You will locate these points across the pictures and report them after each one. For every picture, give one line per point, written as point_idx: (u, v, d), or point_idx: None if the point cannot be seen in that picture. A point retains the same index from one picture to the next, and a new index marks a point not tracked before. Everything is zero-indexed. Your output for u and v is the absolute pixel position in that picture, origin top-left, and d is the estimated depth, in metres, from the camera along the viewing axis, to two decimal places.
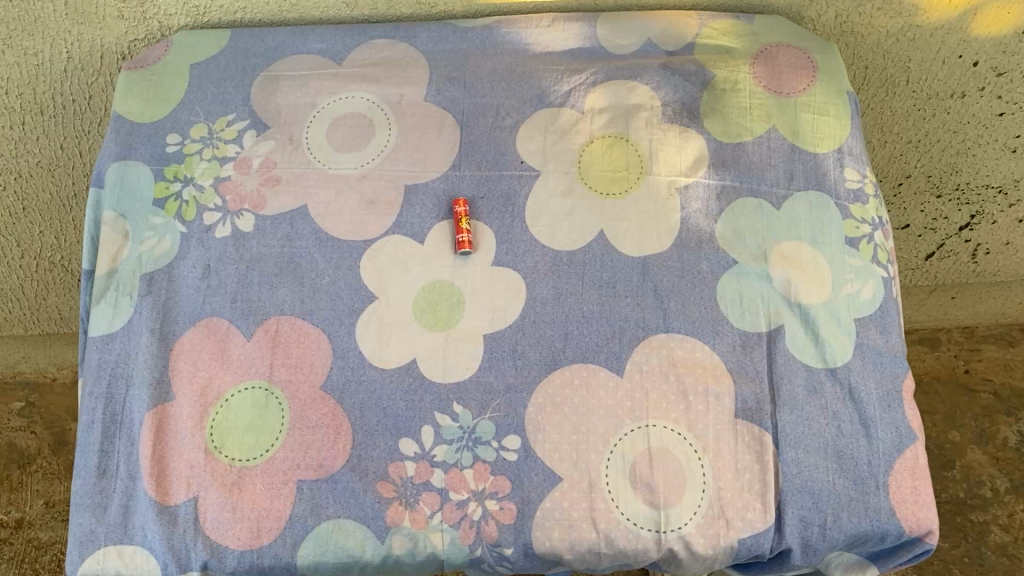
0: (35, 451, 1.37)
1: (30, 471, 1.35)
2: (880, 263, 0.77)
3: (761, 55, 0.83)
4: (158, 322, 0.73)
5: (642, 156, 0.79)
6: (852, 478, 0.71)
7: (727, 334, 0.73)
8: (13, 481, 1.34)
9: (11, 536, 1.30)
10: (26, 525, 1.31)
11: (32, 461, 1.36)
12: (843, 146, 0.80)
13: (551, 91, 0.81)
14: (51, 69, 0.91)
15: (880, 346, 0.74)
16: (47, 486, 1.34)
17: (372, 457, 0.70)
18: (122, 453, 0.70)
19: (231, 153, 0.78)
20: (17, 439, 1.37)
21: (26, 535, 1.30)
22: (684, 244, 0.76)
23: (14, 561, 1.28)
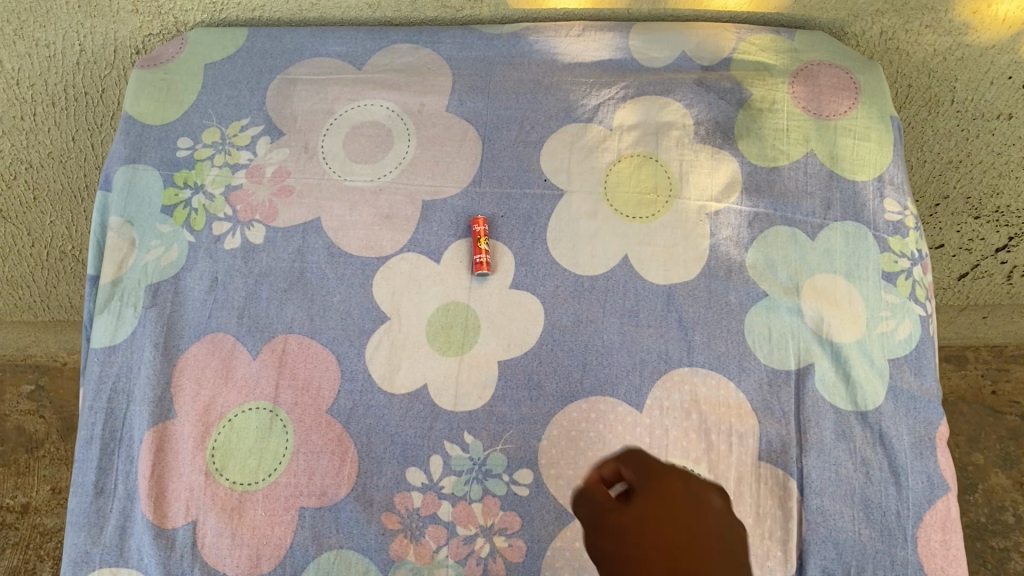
0: (43, 436, 1.34)
1: (38, 455, 1.34)
2: (919, 300, 0.73)
3: (801, 74, 0.79)
4: (161, 336, 0.70)
5: (672, 178, 0.75)
6: (878, 529, 0.67)
7: (754, 372, 0.70)
8: (20, 465, 1.32)
9: (17, 521, 1.29)
10: (31, 510, 1.30)
11: (40, 446, 1.34)
12: (884, 175, 0.76)
13: (578, 106, 0.78)
14: (63, 62, 0.88)
15: (914, 389, 0.71)
16: (54, 473, 1.32)
17: (378, 486, 0.67)
18: (120, 472, 0.68)
19: (243, 160, 0.75)
20: (26, 423, 1.35)
21: (32, 520, 1.29)
22: (712, 274, 0.73)
23: (19, 546, 1.27)
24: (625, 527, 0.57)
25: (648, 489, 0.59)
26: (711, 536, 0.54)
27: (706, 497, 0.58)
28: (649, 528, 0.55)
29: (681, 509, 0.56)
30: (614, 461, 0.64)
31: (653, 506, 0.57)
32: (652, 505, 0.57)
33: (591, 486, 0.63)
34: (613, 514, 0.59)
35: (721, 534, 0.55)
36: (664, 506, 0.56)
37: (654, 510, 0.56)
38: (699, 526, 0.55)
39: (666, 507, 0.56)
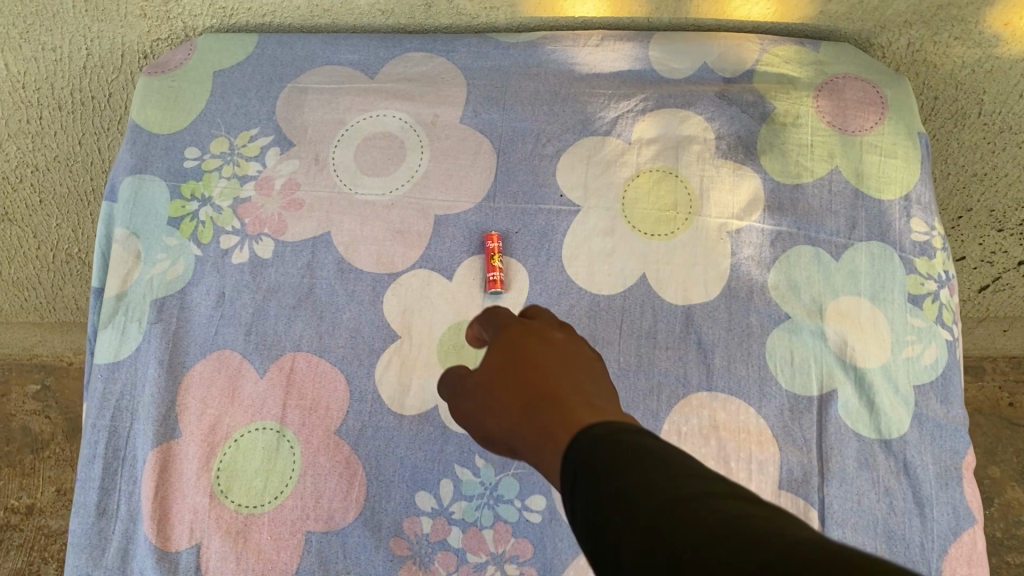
0: (48, 437, 1.28)
1: (44, 456, 1.27)
2: (945, 324, 0.71)
3: (826, 87, 0.76)
4: (166, 353, 0.68)
5: (692, 194, 0.73)
6: (902, 562, 0.65)
7: (775, 397, 0.68)
8: (24, 466, 1.26)
9: (21, 522, 1.24)
10: (36, 512, 1.24)
11: (45, 447, 1.27)
12: (911, 194, 0.74)
13: (596, 118, 0.75)
14: (70, 66, 0.86)
15: (941, 417, 0.68)
16: (59, 474, 1.26)
17: (387, 510, 0.65)
18: (123, 492, 0.66)
19: (252, 172, 0.73)
20: (31, 423, 1.29)
21: (36, 522, 1.24)
22: (733, 294, 0.71)
23: (22, 549, 1.23)
24: (482, 426, 0.48)
25: (462, 382, 0.51)
26: (563, 376, 0.45)
27: (505, 322, 0.53)
28: (495, 377, 0.48)
29: (521, 360, 0.48)
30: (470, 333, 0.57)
31: (488, 377, 0.49)
32: (486, 387, 0.48)
33: (448, 390, 0.54)
34: (464, 405, 0.50)
35: (552, 349, 0.48)
36: (499, 367, 0.49)
37: (473, 381, 0.50)
38: (524, 348, 0.48)
39: (501, 367, 0.48)
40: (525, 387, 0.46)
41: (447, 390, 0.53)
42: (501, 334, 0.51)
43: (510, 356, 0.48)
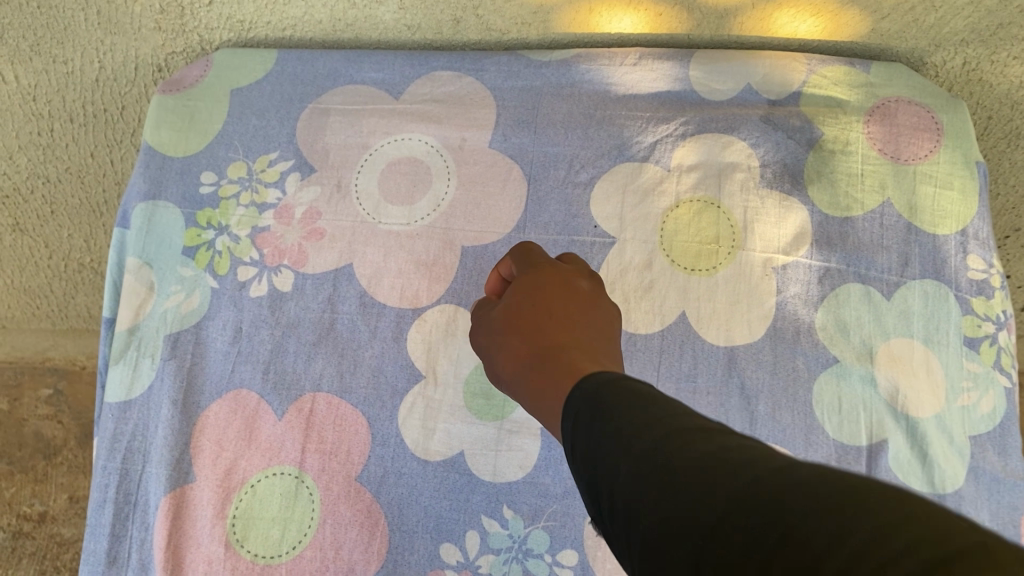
0: (61, 442, 1.23)
1: (56, 462, 1.23)
2: (1004, 370, 0.67)
3: (878, 111, 0.72)
4: (180, 393, 0.65)
5: (735, 227, 0.69)
6: None
7: (820, 447, 0.65)
8: (37, 472, 1.22)
9: (33, 530, 1.20)
10: (49, 519, 1.20)
11: (57, 453, 1.23)
12: (969, 228, 0.69)
13: (633, 143, 0.71)
14: (82, 79, 0.83)
15: (998, 471, 0.65)
16: (71, 481, 1.21)
17: (410, 562, 0.62)
18: (135, 538, 0.63)
19: (271, 199, 0.69)
20: (44, 429, 1.24)
21: (49, 530, 1.20)
22: (779, 335, 0.67)
23: (35, 557, 1.19)
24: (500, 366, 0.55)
25: (484, 319, 0.58)
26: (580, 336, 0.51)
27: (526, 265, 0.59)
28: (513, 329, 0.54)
29: (537, 311, 0.53)
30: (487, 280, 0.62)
31: (505, 327, 0.55)
32: (505, 336, 0.54)
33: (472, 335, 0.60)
34: (484, 345, 0.57)
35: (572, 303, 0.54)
36: (513, 317, 0.54)
37: (491, 323, 0.56)
38: (533, 304, 0.54)
39: (515, 319, 0.54)
40: (530, 332, 0.52)
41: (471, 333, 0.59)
42: (520, 283, 0.56)
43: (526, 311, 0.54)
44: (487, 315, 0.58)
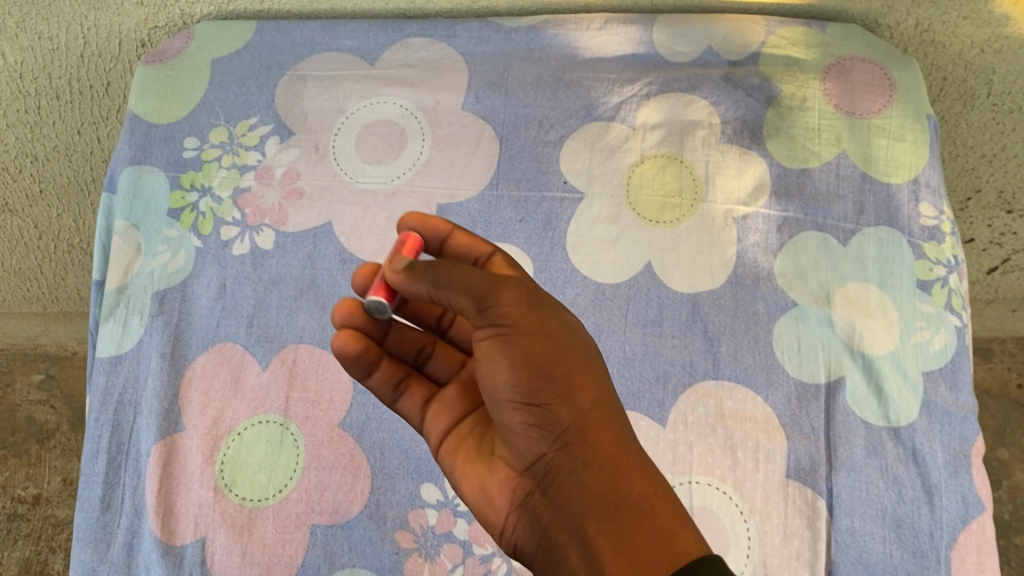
0: (54, 426, 1.25)
1: (49, 446, 1.24)
2: (955, 310, 0.70)
3: (833, 69, 0.75)
4: (168, 346, 0.68)
5: (697, 180, 0.72)
6: (911, 551, 0.64)
7: (781, 385, 0.67)
8: (30, 456, 1.23)
9: (28, 512, 1.20)
10: (43, 502, 1.21)
11: (50, 437, 1.24)
12: (920, 177, 0.73)
13: (600, 103, 0.74)
14: (67, 55, 0.86)
15: (950, 404, 0.68)
16: (65, 463, 1.22)
17: (392, 502, 0.64)
18: (127, 486, 0.65)
19: (252, 162, 0.72)
20: (37, 413, 1.25)
21: (43, 512, 1.20)
22: (739, 282, 0.70)
23: (30, 538, 1.18)
24: (546, 377, 0.50)
25: (548, 321, 0.51)
26: None
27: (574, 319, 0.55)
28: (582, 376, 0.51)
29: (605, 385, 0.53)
30: (456, 226, 0.57)
31: (580, 366, 0.52)
32: (576, 373, 0.51)
33: (489, 281, 0.50)
34: (534, 338, 0.50)
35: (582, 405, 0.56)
36: (590, 367, 0.52)
37: (558, 334, 0.51)
38: (608, 379, 0.54)
39: (591, 375, 0.52)
40: (609, 409, 0.52)
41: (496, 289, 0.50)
42: (593, 343, 0.55)
43: (606, 384, 0.53)
44: (547, 320, 0.51)
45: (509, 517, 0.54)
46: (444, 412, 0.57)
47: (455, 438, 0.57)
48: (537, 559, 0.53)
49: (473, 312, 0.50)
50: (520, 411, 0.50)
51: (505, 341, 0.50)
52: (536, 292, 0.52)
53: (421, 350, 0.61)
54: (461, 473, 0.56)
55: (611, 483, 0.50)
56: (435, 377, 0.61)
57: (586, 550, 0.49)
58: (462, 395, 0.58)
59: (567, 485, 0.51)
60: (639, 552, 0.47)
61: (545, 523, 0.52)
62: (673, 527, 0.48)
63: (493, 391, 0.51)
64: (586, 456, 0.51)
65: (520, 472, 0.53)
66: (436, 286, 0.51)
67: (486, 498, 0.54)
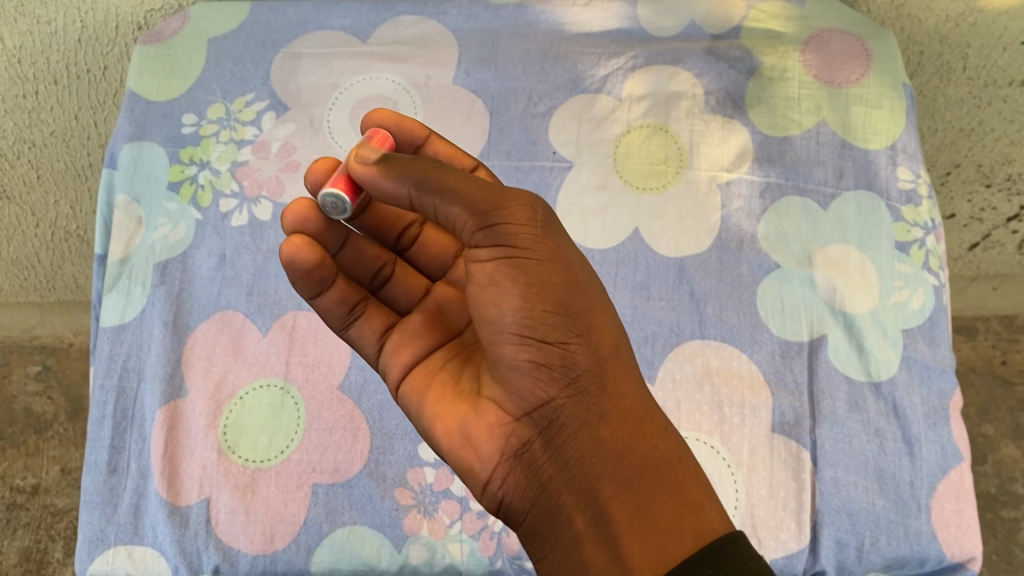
0: (51, 416, 1.12)
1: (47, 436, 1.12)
2: (932, 270, 0.73)
3: (812, 41, 0.78)
4: (171, 314, 0.70)
5: (682, 148, 0.75)
6: (892, 500, 0.66)
7: (766, 343, 0.70)
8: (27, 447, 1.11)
9: (26, 502, 1.09)
10: (41, 491, 1.10)
11: (48, 426, 1.12)
12: (897, 143, 0.75)
13: (587, 76, 0.77)
14: (66, 39, 0.93)
15: (929, 359, 0.70)
16: (64, 453, 1.11)
17: (391, 462, 0.66)
18: (133, 450, 0.67)
19: (249, 136, 0.74)
20: (34, 405, 1.12)
21: (41, 502, 1.09)
22: (723, 245, 0.72)
23: (28, 530, 1.08)
24: (563, 313, 0.49)
25: (562, 246, 0.50)
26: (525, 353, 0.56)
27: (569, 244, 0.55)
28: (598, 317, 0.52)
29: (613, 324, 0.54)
30: (433, 131, 0.60)
31: (599, 306, 0.52)
32: (594, 314, 0.51)
33: (498, 196, 0.48)
34: (550, 270, 0.49)
35: None
36: (604, 304, 0.53)
37: (575, 265, 0.51)
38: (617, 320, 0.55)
39: (608, 313, 0.53)
40: (619, 354, 0.53)
41: (509, 209, 0.48)
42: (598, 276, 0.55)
43: (619, 326, 0.54)
44: (563, 247, 0.50)
45: (497, 469, 0.52)
46: (413, 342, 0.57)
47: (426, 370, 0.56)
48: (526, 516, 0.52)
49: (473, 228, 0.48)
50: (530, 347, 0.49)
51: (518, 269, 0.48)
52: (547, 208, 0.50)
53: (376, 271, 0.61)
54: (441, 412, 0.54)
55: (628, 442, 0.52)
56: (392, 301, 0.62)
57: (597, 511, 0.51)
58: (429, 325, 0.58)
59: (579, 436, 0.52)
60: (670, 522, 0.50)
61: (545, 476, 0.52)
62: (700, 499, 0.52)
63: (497, 322, 0.49)
64: (600, 406, 0.52)
65: (516, 419, 0.52)
66: (420, 188, 0.48)
67: (468, 444, 0.52)
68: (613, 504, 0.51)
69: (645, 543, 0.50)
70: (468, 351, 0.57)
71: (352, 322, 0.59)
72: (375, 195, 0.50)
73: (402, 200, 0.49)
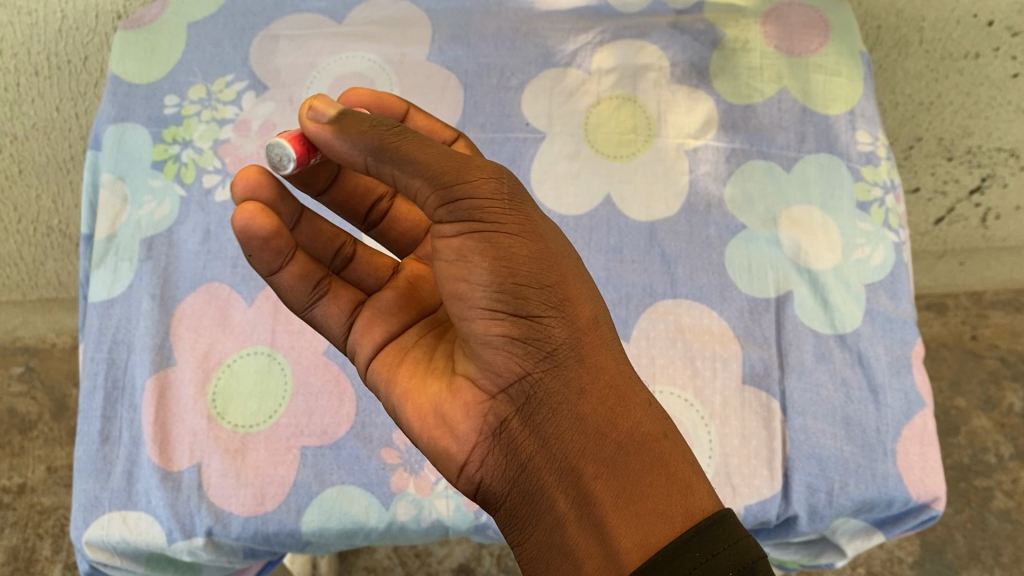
0: (35, 417, 1.17)
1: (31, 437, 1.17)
2: (892, 228, 0.76)
3: (772, 13, 0.81)
4: (159, 288, 0.72)
5: (650, 118, 0.78)
6: (859, 445, 0.69)
7: (735, 300, 0.73)
8: (13, 447, 1.16)
9: (13, 501, 1.13)
10: (28, 490, 1.14)
11: (33, 427, 1.17)
12: (856, 108, 0.78)
13: (557, 51, 0.79)
14: (45, 30, 0.92)
15: (890, 311, 0.73)
16: (48, 452, 1.16)
17: (377, 423, 0.68)
18: (125, 419, 0.69)
19: (230, 115, 0.77)
20: (18, 405, 1.18)
21: (29, 500, 1.13)
22: (692, 209, 0.75)
23: (16, 527, 1.12)
24: (536, 286, 0.49)
25: (532, 218, 0.50)
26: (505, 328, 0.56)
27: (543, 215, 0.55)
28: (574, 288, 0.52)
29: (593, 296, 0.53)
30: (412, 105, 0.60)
31: (574, 277, 0.51)
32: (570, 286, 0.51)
33: (461, 166, 0.48)
34: (517, 242, 0.49)
35: None
36: (579, 277, 0.52)
37: (546, 238, 0.51)
38: (596, 294, 0.54)
39: (584, 287, 0.52)
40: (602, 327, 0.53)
41: (473, 180, 0.47)
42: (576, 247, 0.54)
43: (598, 302, 0.54)
44: (531, 215, 0.50)
45: (474, 450, 0.51)
46: (383, 320, 0.57)
47: (398, 347, 0.56)
48: (505, 499, 0.51)
49: (435, 203, 0.47)
50: (502, 323, 0.49)
51: (486, 243, 0.48)
52: (514, 179, 0.50)
53: (338, 253, 0.61)
54: (415, 390, 0.54)
55: (611, 418, 0.50)
56: (355, 282, 0.61)
57: (580, 492, 0.49)
58: (401, 303, 0.58)
59: (558, 414, 0.50)
60: (659, 503, 0.48)
61: (524, 456, 0.50)
62: (689, 478, 0.50)
63: (466, 297, 0.49)
64: (579, 381, 0.51)
65: (491, 397, 0.51)
66: (377, 156, 0.47)
67: (443, 424, 0.52)
68: (596, 484, 0.49)
69: (633, 525, 0.48)
70: (442, 328, 0.57)
71: (315, 301, 0.57)
72: (333, 159, 0.50)
73: (359, 166, 0.48)
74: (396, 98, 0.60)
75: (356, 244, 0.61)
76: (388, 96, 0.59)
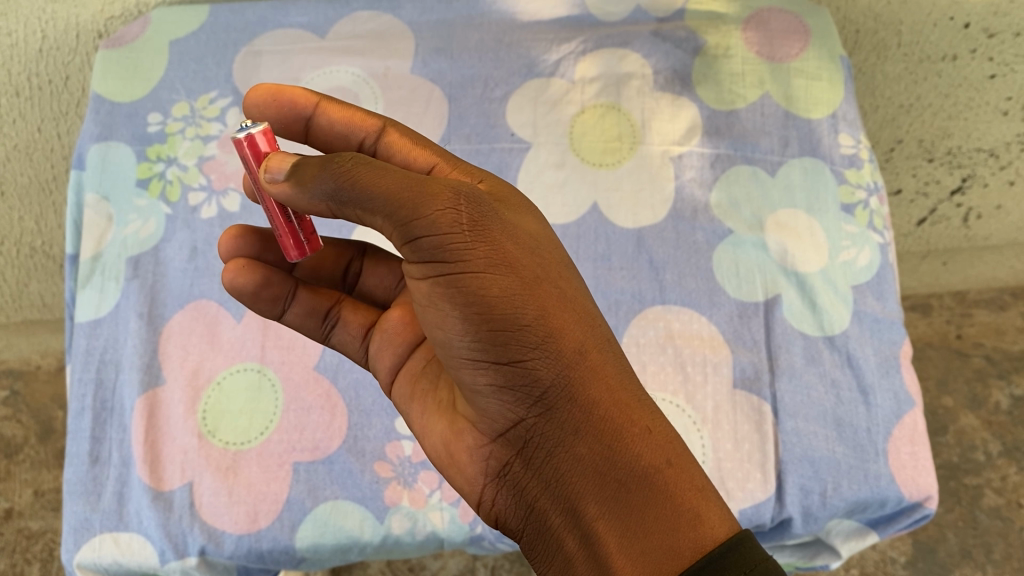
0: (21, 441, 1.16)
1: (17, 461, 1.15)
2: (877, 229, 0.76)
3: (753, 20, 0.81)
4: (146, 306, 0.72)
5: (635, 126, 0.78)
6: (851, 446, 0.69)
7: (724, 305, 0.73)
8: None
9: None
10: (15, 515, 1.12)
11: (18, 451, 1.16)
12: (838, 111, 0.79)
13: (540, 61, 0.80)
14: (26, 50, 0.90)
15: (878, 312, 0.74)
16: (35, 476, 1.14)
17: (369, 437, 0.68)
18: (114, 439, 0.69)
19: (215, 131, 0.77)
20: (3, 429, 1.17)
21: (16, 525, 1.12)
22: (678, 215, 0.76)
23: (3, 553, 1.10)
24: (513, 326, 0.46)
25: (502, 243, 0.46)
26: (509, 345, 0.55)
27: (522, 221, 0.50)
28: (562, 312, 0.48)
29: (585, 313, 0.50)
30: (323, 98, 0.56)
31: (556, 302, 0.48)
32: (559, 313, 0.48)
33: (415, 195, 0.44)
34: (487, 277, 0.45)
35: None
36: (562, 298, 0.49)
37: (521, 263, 0.47)
38: (586, 310, 0.50)
39: (569, 307, 0.49)
40: (597, 349, 0.49)
41: (427, 213, 0.44)
42: (556, 257, 0.50)
43: (589, 319, 0.50)
44: (500, 241, 0.46)
45: (485, 488, 0.52)
46: (393, 347, 0.58)
47: (410, 373, 0.57)
48: (522, 534, 0.51)
49: (399, 240, 0.45)
50: (485, 369, 0.47)
51: (452, 287, 0.45)
52: (474, 199, 0.46)
53: (347, 268, 0.63)
54: (428, 426, 0.55)
55: (610, 456, 0.48)
56: (369, 294, 0.63)
57: (586, 533, 0.48)
58: (407, 324, 0.58)
59: (556, 454, 0.48)
60: (663, 539, 0.46)
61: (529, 496, 0.50)
62: (697, 507, 0.47)
63: (448, 344, 0.47)
64: (574, 421, 0.48)
65: (492, 438, 0.51)
66: (336, 201, 0.45)
67: (454, 462, 0.53)
68: (598, 524, 0.47)
69: (639, 564, 0.46)
70: None
71: (332, 328, 0.60)
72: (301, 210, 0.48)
73: (323, 212, 0.47)
74: (305, 91, 0.56)
75: (361, 259, 0.63)
76: (286, 91, 0.55)
